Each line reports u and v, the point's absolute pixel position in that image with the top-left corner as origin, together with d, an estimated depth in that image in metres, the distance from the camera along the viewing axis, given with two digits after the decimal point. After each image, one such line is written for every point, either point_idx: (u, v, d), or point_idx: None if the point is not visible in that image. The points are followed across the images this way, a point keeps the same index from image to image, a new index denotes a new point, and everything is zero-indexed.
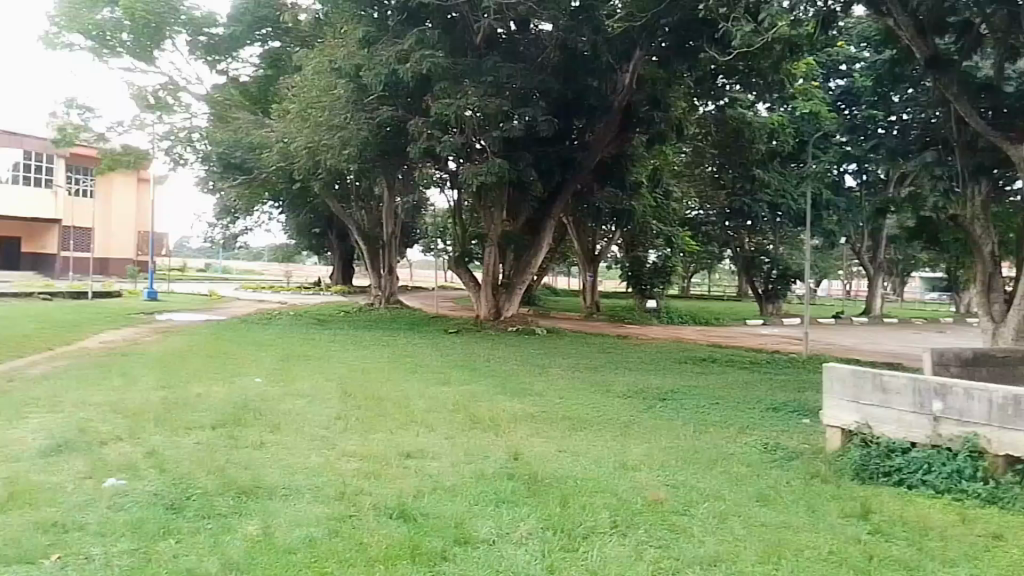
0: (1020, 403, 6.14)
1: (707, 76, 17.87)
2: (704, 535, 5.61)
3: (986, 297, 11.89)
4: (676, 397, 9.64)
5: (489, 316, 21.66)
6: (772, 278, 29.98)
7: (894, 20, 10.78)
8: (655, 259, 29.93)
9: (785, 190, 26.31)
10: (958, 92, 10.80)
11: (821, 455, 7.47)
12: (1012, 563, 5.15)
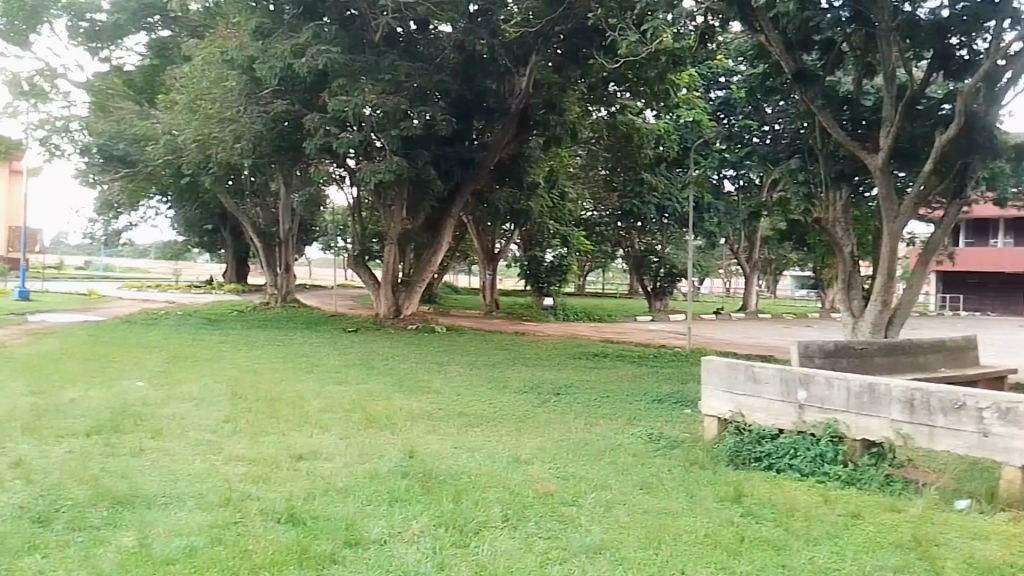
0: (873, 391, 6.78)
1: (599, 83, 18.42)
2: (591, 524, 5.86)
3: (847, 293, 12.77)
4: (570, 391, 9.94)
5: (388, 314, 21.59)
6: (660, 277, 30.36)
7: (766, 37, 11.34)
8: (551, 258, 30.76)
9: (670, 194, 27.84)
10: (822, 105, 11.60)
11: (699, 443, 7.89)
12: (866, 540, 5.65)
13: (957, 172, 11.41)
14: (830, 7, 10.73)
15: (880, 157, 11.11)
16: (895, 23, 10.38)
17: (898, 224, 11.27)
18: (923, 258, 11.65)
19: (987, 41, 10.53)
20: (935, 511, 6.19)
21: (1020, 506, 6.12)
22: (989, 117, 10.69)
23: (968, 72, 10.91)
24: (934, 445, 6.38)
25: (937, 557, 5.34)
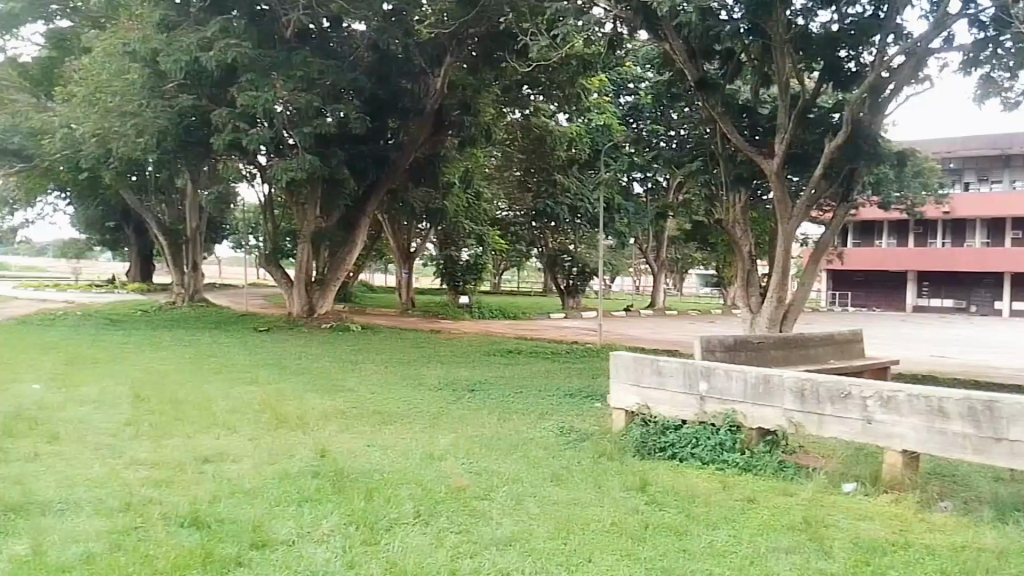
0: (768, 382, 7.19)
1: (513, 85, 18.66)
2: (502, 516, 5.99)
3: (746, 291, 13.35)
4: (484, 387, 10.08)
5: (302, 313, 21.31)
6: (573, 275, 31.24)
7: (670, 45, 11.68)
8: (467, 256, 29.56)
9: (582, 196, 28.81)
10: (722, 112, 12.09)
11: (607, 435, 8.16)
12: (760, 523, 5.99)
13: (845, 177, 12.08)
14: (730, 19, 10.94)
15: (775, 162, 11.64)
16: (789, 36, 10.88)
17: (792, 226, 11.88)
18: (814, 258, 12.32)
19: (871, 55, 11.24)
20: (825, 494, 6.60)
21: (899, 487, 6.62)
22: (874, 126, 11.40)
23: (854, 84, 11.58)
24: (824, 432, 6.85)
25: (825, 538, 5.71)
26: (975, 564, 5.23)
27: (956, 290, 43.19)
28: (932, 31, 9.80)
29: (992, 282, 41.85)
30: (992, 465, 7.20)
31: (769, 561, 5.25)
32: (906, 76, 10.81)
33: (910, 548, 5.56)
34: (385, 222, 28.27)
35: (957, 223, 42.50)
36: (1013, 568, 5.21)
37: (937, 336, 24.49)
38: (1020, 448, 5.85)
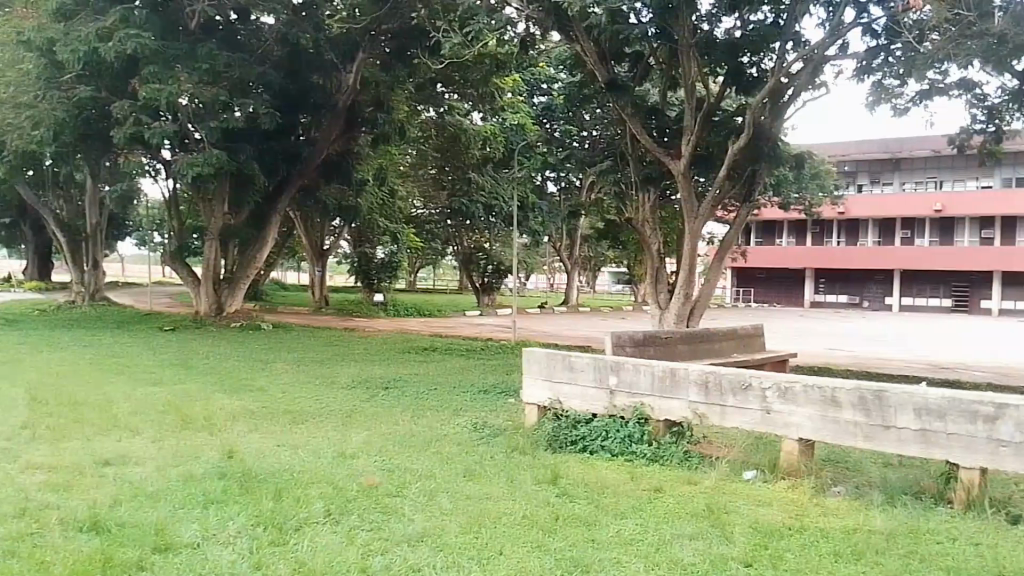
0: (674, 375, 7.45)
1: (427, 83, 18.67)
2: (414, 513, 6.00)
3: (654, 289, 13.66)
4: (398, 384, 10.08)
5: (210, 311, 20.66)
6: (488, 273, 31.47)
7: (582, 46, 11.95)
8: (383, 255, 29.34)
9: (497, 194, 29.03)
10: (632, 113, 12.49)
11: (521, 430, 8.28)
12: (666, 511, 6.20)
13: (747, 177, 12.67)
14: (639, 22, 10.88)
15: (682, 162, 12.12)
16: (694, 40, 11.23)
17: (699, 225, 12.31)
18: (719, 257, 12.79)
19: (772, 61, 11.79)
20: (727, 482, 6.89)
21: (796, 474, 6.96)
22: (774, 129, 11.96)
23: (757, 87, 12.19)
24: (726, 422, 7.17)
25: (726, 524, 5.95)
26: (865, 546, 5.57)
27: (849, 286, 47.00)
28: (829, 37, 10.34)
29: (881, 278, 45.66)
30: (880, 452, 7.66)
31: (674, 547, 5.45)
32: (804, 81, 11.34)
33: (805, 532, 5.86)
34: (297, 219, 28.03)
35: (850, 224, 46.11)
36: (899, 548, 5.56)
37: (830, 329, 26.30)
38: (905, 435, 6.39)
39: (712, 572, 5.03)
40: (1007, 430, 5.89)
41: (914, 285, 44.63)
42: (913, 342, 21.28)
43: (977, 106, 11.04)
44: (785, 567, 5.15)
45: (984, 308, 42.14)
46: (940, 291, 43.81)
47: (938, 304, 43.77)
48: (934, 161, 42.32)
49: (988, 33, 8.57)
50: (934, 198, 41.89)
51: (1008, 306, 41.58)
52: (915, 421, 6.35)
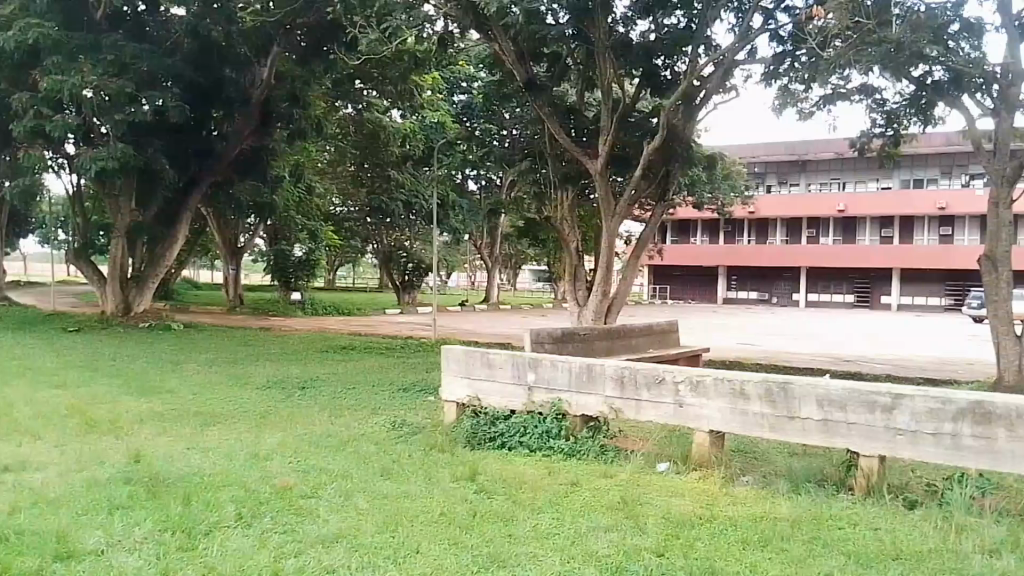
0: (590, 370, 7.59)
1: (344, 79, 18.04)
2: (329, 514, 5.94)
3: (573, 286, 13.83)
4: (315, 384, 9.93)
5: (117, 311, 20.08)
6: (409, 270, 32.19)
7: (500, 46, 12.09)
8: (300, 254, 29.34)
9: (417, 192, 28.77)
10: (549, 113, 12.69)
11: (439, 428, 8.30)
12: (583, 504, 6.32)
13: (662, 177, 13.05)
14: (556, 23, 11.09)
15: (599, 162, 12.33)
16: (610, 41, 11.50)
17: (615, 223, 12.55)
18: (635, 255, 13.05)
19: (685, 64, 12.16)
20: (641, 474, 7.08)
21: (707, 465, 7.19)
22: (688, 131, 12.32)
23: (670, 89, 12.47)
24: (641, 416, 7.34)
25: (641, 515, 6.10)
26: (771, 533, 5.79)
27: (759, 284, 49.82)
28: (740, 41, 10.67)
29: (790, 275, 48.72)
30: (786, 442, 7.96)
31: (589, 540, 5.56)
32: (715, 84, 11.70)
33: (715, 521, 6.05)
34: (210, 220, 27.84)
35: (760, 223, 48.83)
36: (803, 535, 5.81)
37: (744, 324, 27.33)
38: (809, 425, 6.68)
39: (624, 563, 5.15)
40: (903, 419, 6.25)
41: (819, 281, 47.80)
42: (822, 336, 22.18)
43: (877, 111, 11.62)
44: (696, 555, 5.32)
45: (884, 304, 45.63)
46: (844, 287, 47.08)
47: (842, 300, 47.02)
48: (838, 163, 45.63)
49: (886, 40, 8.94)
50: (840, 198, 44.76)
51: (906, 302, 45.04)
52: (819, 412, 6.65)
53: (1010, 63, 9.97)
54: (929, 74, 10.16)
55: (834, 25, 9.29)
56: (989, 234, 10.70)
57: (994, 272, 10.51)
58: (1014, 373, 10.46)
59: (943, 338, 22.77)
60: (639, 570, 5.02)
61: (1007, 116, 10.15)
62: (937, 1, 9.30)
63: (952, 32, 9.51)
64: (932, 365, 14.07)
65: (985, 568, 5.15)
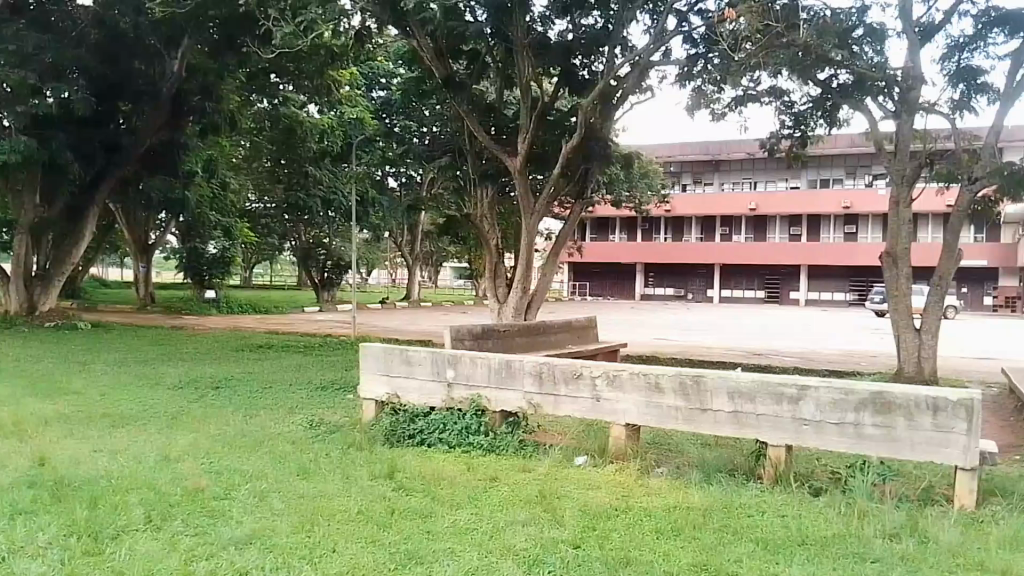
0: (510, 366, 7.70)
1: (259, 73, 17.73)
2: (243, 515, 5.85)
3: (494, 283, 13.84)
4: (230, 384, 9.78)
5: (20, 310, 19.29)
6: (328, 267, 32.74)
7: (419, 43, 12.14)
8: (214, 250, 29.30)
9: (335, 190, 28.41)
10: (469, 110, 12.72)
11: (358, 425, 8.28)
12: (502, 499, 6.38)
13: (580, 175, 13.26)
14: (475, 21, 11.46)
15: (518, 160, 12.44)
16: (528, 39, 11.67)
17: (534, 221, 12.68)
18: (554, 251, 13.16)
19: (602, 65, 12.41)
20: (559, 468, 7.19)
21: (623, 457, 7.36)
22: (604, 129, 12.59)
23: (588, 89, 12.69)
24: (559, 410, 7.47)
25: (557, 508, 6.19)
26: (684, 523, 5.96)
27: (675, 280, 53.16)
28: (655, 42, 10.88)
29: (703, 273, 52.21)
30: (699, 434, 8.18)
31: (507, 535, 5.61)
32: (631, 83, 11.91)
33: (630, 512, 6.19)
34: (120, 216, 27.33)
35: (675, 220, 52.18)
36: (714, 523, 5.99)
37: (661, 320, 28.22)
38: (721, 417, 6.87)
39: (542, 555, 5.24)
40: (809, 409, 6.50)
41: (731, 279, 51.07)
42: (738, 331, 22.86)
43: (786, 112, 12.03)
44: (611, 546, 5.43)
45: (793, 298, 49.48)
46: (755, 283, 50.53)
47: (753, 295, 50.51)
48: (750, 163, 49.28)
49: (793, 44, 9.28)
50: (750, 198, 48.32)
51: (813, 297, 48.82)
52: (729, 404, 6.84)
53: (908, 67, 10.44)
54: (834, 77, 10.51)
55: (744, 28, 9.57)
56: (889, 233, 11.17)
57: (893, 267, 11.00)
58: (914, 366, 10.95)
59: (848, 332, 23.76)
60: (556, 563, 5.09)
61: (907, 119, 10.64)
62: (841, 7, 9.71)
63: (855, 37, 9.93)
64: (837, 358, 14.62)
65: (887, 553, 5.41)
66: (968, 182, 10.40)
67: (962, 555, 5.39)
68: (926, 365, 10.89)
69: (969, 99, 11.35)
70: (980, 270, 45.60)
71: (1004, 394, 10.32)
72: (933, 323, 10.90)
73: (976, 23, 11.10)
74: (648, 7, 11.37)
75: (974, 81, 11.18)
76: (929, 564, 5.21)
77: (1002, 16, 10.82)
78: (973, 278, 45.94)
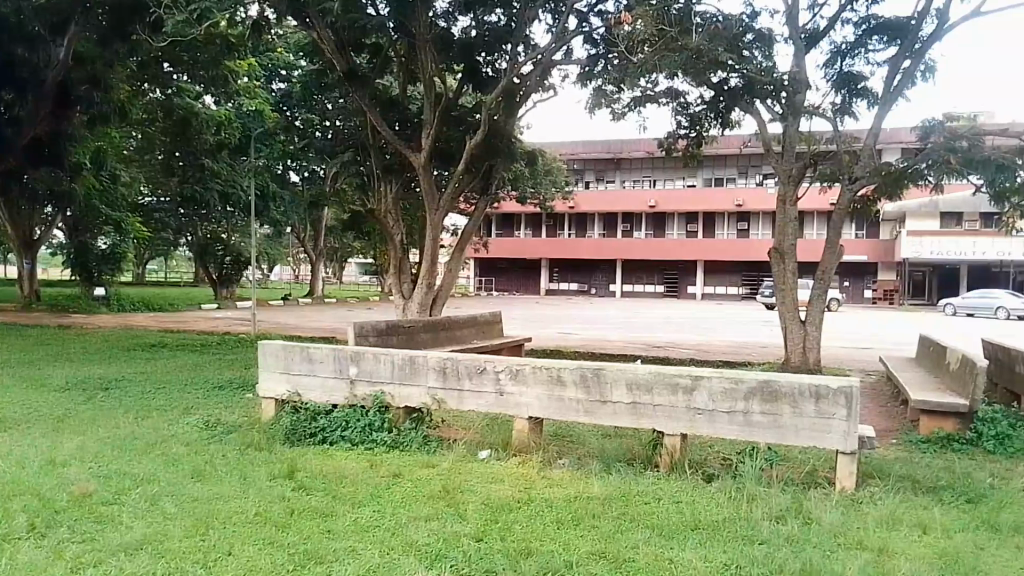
0: (413, 363, 7.72)
1: (152, 62, 16.67)
2: (133, 520, 5.67)
3: (398, 279, 13.78)
4: (121, 384, 9.48)
5: None
6: (227, 266, 33.91)
7: (318, 34, 12.04)
8: (105, 247, 28.55)
9: (233, 183, 26.54)
10: (370, 104, 12.62)
11: (256, 425, 8.16)
12: (404, 494, 6.41)
13: (484, 171, 13.38)
14: (377, 14, 11.24)
15: (422, 156, 12.41)
16: (431, 34, 11.74)
17: (439, 217, 12.68)
18: (459, 248, 13.21)
19: (505, 62, 12.58)
20: (462, 462, 7.26)
21: (525, 450, 7.49)
22: (507, 126, 12.75)
23: (491, 86, 12.87)
24: (463, 405, 7.54)
25: (461, 503, 6.25)
26: (584, 512, 6.12)
27: (579, 275, 54.89)
28: (558, 40, 11.09)
29: (607, 268, 53.99)
30: (599, 425, 8.42)
31: (409, 530, 5.64)
32: (534, 81, 12.12)
33: (532, 503, 6.30)
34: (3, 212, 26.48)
35: (578, 217, 53.85)
36: (613, 512, 6.17)
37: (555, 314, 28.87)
38: (620, 408, 7.08)
39: (444, 550, 5.28)
40: (702, 399, 6.74)
41: (633, 274, 53.36)
42: (639, 324, 23.58)
43: (682, 113, 12.39)
44: (512, 538, 5.53)
45: (690, 293, 51.67)
46: (654, 279, 52.79)
47: (652, 290, 52.78)
48: (649, 163, 51.55)
49: (687, 46, 9.61)
50: (650, 195, 50.13)
51: (709, 291, 51.22)
52: (628, 396, 7.05)
53: (794, 72, 10.90)
54: (726, 81, 10.88)
55: (641, 31, 9.88)
56: (777, 229, 11.71)
57: (781, 262, 11.50)
58: (800, 355, 11.52)
59: (737, 324, 24.89)
60: (456, 557, 5.14)
61: (793, 122, 11.14)
62: (733, 14, 10.06)
63: (746, 42, 10.35)
64: (729, 349, 15.25)
65: (774, 535, 5.68)
66: (849, 182, 11.00)
67: (843, 535, 5.72)
68: (811, 355, 11.46)
69: (850, 103, 11.95)
70: (862, 265, 48.36)
71: (880, 381, 11.00)
72: (817, 315, 11.48)
73: (857, 30, 11.69)
74: (550, 7, 11.63)
75: (855, 86, 11.78)
76: (812, 544, 5.51)
77: (881, 25, 11.41)
78: (854, 272, 48.64)
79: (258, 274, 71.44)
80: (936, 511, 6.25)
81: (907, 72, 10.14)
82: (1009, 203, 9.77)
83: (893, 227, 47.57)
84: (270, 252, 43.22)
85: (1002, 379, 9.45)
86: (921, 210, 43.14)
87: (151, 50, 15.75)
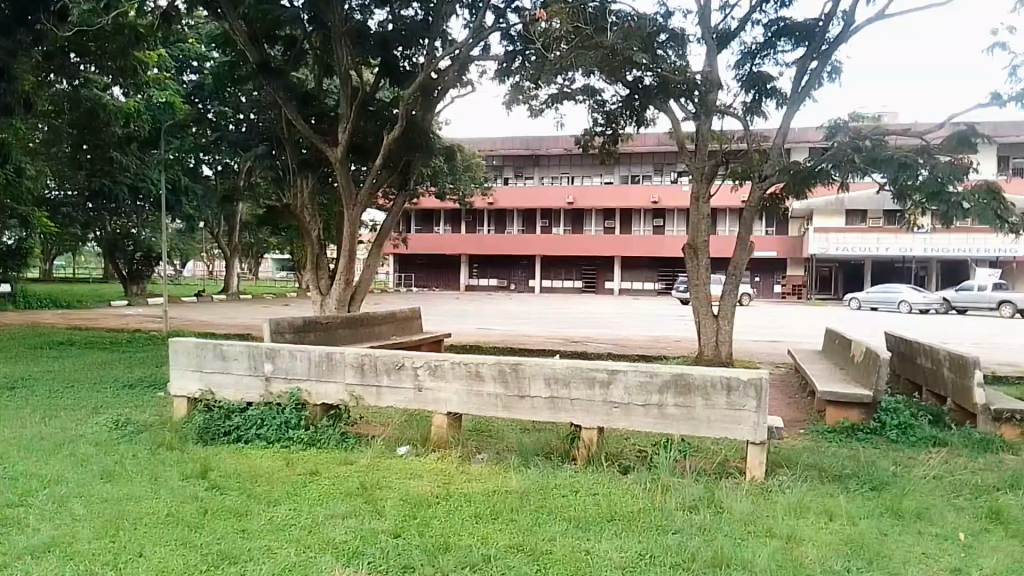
0: (330, 359, 7.70)
1: (57, 51, 15.87)
2: (40, 522, 5.51)
3: (316, 274, 13.68)
4: (26, 384, 9.17)
5: None
6: (136, 260, 33.54)
7: (229, 24, 11.97)
8: (10, 243, 28.73)
9: (143, 177, 26.37)
10: (286, 97, 12.49)
11: (169, 424, 8.00)
12: (317, 492, 6.37)
13: (404, 166, 13.37)
14: (291, 6, 11.82)
15: (339, 150, 12.30)
16: (347, 28, 11.76)
17: (357, 212, 12.61)
18: (378, 244, 13.12)
19: (421, 57, 12.74)
20: (380, 459, 7.25)
21: (444, 445, 7.53)
22: (427, 122, 12.81)
23: (409, 80, 13.00)
24: (380, 401, 7.53)
25: (379, 499, 6.24)
26: (501, 506, 6.16)
27: (498, 271, 55.17)
28: (475, 36, 11.16)
29: (526, 264, 54.45)
30: (518, 420, 8.51)
31: (325, 528, 5.60)
32: (451, 77, 12.23)
33: (450, 498, 6.33)
34: None
35: (498, 214, 54.52)
36: (530, 505, 6.23)
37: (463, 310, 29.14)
38: (538, 403, 7.13)
39: (361, 547, 5.25)
40: (618, 393, 6.86)
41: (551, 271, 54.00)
42: (559, 321, 23.90)
43: (598, 111, 12.52)
44: (430, 533, 5.55)
45: (608, 288, 52.54)
46: (573, 274, 53.50)
47: (572, 285, 53.42)
48: (566, 160, 52.73)
49: (601, 44, 9.77)
50: (568, 192, 50.73)
51: (626, 286, 52.24)
52: (546, 390, 7.12)
53: (706, 72, 11.19)
54: (640, 79, 11.04)
55: (557, 28, 10.07)
56: (691, 225, 12.00)
57: (695, 258, 11.77)
58: (713, 348, 11.82)
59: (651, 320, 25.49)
60: (372, 553, 5.14)
61: (706, 120, 11.43)
62: (647, 13, 10.25)
63: (660, 41, 10.55)
64: (646, 343, 15.55)
65: (686, 524, 5.83)
66: (759, 180, 11.38)
67: (753, 523, 5.88)
68: (723, 348, 11.80)
69: (760, 103, 12.27)
70: (773, 261, 49.93)
71: (789, 372, 11.39)
72: (728, 309, 11.80)
73: (767, 31, 12.00)
74: (467, 3, 11.79)
75: (764, 86, 12.11)
76: (723, 533, 5.65)
77: (788, 27, 11.75)
78: (765, 268, 50.12)
79: (168, 270, 69.73)
80: (842, 499, 6.48)
81: (811, 72, 10.49)
82: (910, 201, 10.19)
83: (801, 223, 49.56)
84: (181, 247, 42.42)
85: (904, 372, 9.97)
86: (829, 208, 45.01)
87: (57, 40, 15.05)
